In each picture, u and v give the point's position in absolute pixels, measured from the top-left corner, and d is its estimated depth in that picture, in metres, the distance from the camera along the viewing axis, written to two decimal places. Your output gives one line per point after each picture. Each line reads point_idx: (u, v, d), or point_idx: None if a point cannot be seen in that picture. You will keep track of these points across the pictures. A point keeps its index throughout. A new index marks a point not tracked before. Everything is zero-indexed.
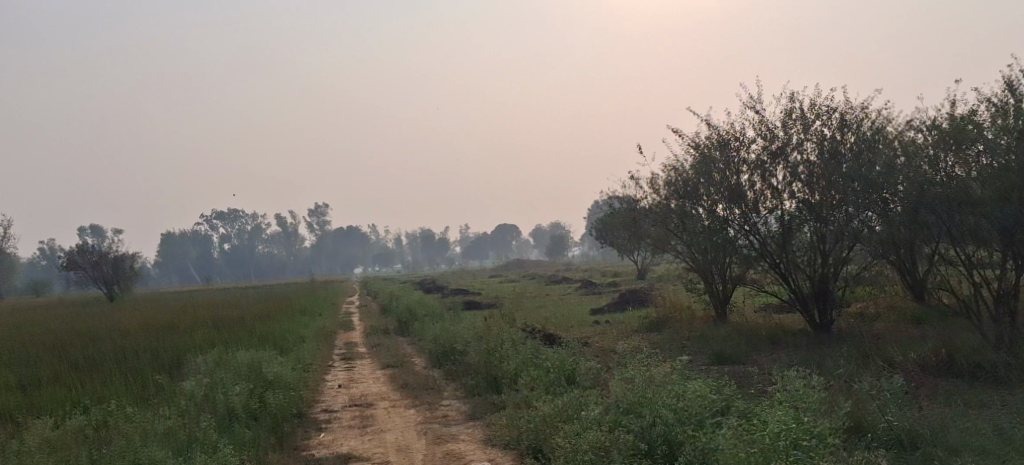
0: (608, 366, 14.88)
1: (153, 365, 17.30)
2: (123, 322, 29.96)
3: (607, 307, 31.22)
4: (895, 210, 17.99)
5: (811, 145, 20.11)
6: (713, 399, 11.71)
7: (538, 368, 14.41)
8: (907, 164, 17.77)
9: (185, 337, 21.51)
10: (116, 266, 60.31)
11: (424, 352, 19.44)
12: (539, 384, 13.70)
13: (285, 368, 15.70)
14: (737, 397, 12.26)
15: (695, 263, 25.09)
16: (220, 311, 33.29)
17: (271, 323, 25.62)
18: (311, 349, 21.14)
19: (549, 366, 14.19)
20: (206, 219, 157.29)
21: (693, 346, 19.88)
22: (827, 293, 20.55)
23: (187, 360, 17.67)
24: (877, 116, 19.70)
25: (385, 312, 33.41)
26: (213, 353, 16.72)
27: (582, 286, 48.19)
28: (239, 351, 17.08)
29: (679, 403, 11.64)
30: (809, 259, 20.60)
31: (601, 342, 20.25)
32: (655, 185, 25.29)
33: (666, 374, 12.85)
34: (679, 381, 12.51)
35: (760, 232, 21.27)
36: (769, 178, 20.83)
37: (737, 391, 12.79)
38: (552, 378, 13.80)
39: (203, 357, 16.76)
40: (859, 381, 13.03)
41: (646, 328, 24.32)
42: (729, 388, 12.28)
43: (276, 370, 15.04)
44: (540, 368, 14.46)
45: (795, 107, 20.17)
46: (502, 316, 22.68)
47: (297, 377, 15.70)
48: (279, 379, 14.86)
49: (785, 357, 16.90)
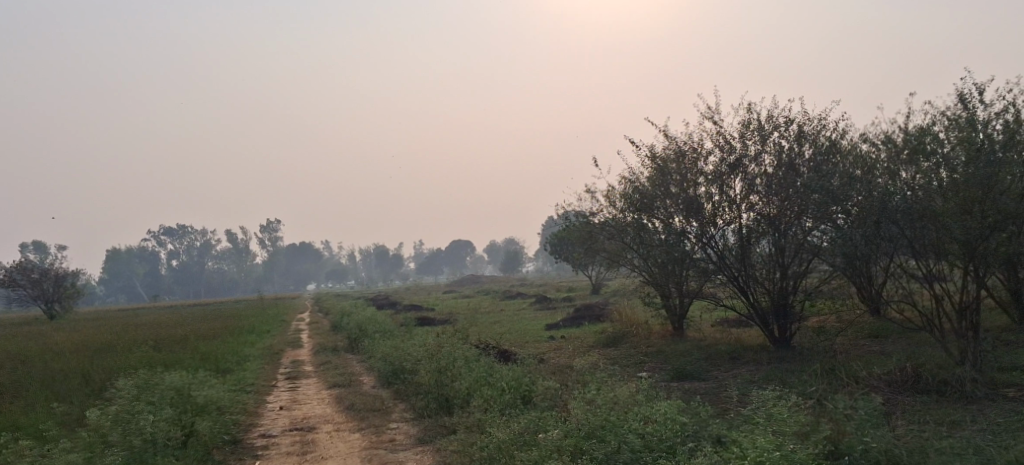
0: (564, 384, 14.28)
1: (82, 389, 16.26)
2: (58, 342, 28.63)
3: (562, 321, 30.69)
4: (855, 222, 17.72)
5: (769, 158, 19.82)
6: (683, 423, 11.15)
7: (492, 388, 13.76)
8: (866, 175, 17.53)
9: (121, 359, 20.42)
10: (57, 284, 58.29)
11: (372, 370, 18.69)
12: (491, 405, 13.06)
13: (222, 392, 14.81)
14: (706, 419, 11.70)
15: (652, 277, 24.67)
16: (162, 329, 32.04)
17: (215, 342, 24.60)
18: (255, 369, 20.24)
19: (503, 386, 13.53)
20: (154, 235, 154.04)
21: (651, 363, 19.40)
22: (786, 308, 20.17)
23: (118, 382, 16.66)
24: (834, 128, 19.48)
25: (335, 330, 32.50)
26: (146, 375, 15.77)
27: (537, 301, 47.67)
28: (175, 373, 16.15)
29: (646, 427, 11.05)
30: (768, 272, 20.28)
31: (557, 359, 19.65)
32: (611, 198, 24.88)
33: (626, 395, 12.27)
34: (641, 402, 11.94)
35: (717, 245, 20.91)
36: (726, 190, 20.49)
37: (705, 412, 12.24)
38: (506, 399, 13.15)
39: (137, 379, 15.82)
40: (826, 400, 12.61)
41: (602, 344, 23.80)
42: (700, 410, 11.72)
43: (212, 394, 14.15)
44: (493, 387, 13.80)
45: (753, 118, 19.86)
46: (454, 333, 22.00)
47: (235, 401, 14.81)
48: (214, 403, 13.96)
49: (746, 373, 16.48)
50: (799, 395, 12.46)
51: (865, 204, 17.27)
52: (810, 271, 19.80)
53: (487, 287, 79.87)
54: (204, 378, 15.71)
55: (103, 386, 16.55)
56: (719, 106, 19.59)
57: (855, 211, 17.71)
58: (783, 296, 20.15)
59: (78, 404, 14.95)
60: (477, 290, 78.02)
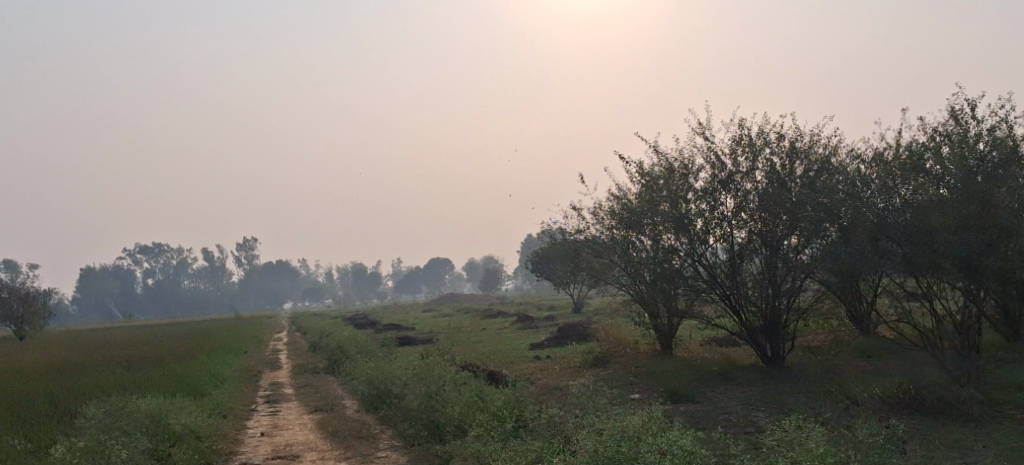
0: (558, 407, 13.78)
1: (52, 416, 15.52)
2: (27, 364, 27.70)
3: (546, 341, 30.16)
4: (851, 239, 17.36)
5: (761, 174, 19.49)
6: (701, 454, 10.63)
7: (484, 412, 13.24)
8: (867, 192, 17.13)
9: (92, 382, 19.64)
10: (28, 303, 57.01)
11: (355, 393, 18.09)
12: (484, 432, 12.51)
13: (202, 419, 14.16)
14: (727, 454, 11.23)
15: (640, 295, 24.21)
16: (136, 350, 31.15)
17: (191, 364, 23.85)
18: (232, 391, 19.54)
19: (496, 413, 13.00)
20: (129, 253, 152.31)
21: (642, 383, 18.92)
22: (778, 326, 19.72)
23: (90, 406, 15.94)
24: (826, 144, 19.20)
25: (314, 351, 31.76)
26: (119, 399, 15.07)
27: (519, 320, 47.10)
28: (149, 397, 15.46)
29: (662, 459, 10.55)
30: (760, 290, 19.88)
31: (545, 380, 19.10)
32: (598, 215, 24.48)
33: (627, 420, 11.77)
34: (652, 430, 11.45)
35: (708, 263, 20.52)
36: (718, 207, 20.13)
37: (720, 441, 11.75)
38: (500, 426, 12.62)
39: (110, 404, 15.13)
40: (833, 426, 12.20)
41: (589, 364, 23.30)
42: (721, 446, 11.25)
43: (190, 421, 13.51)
44: (485, 412, 13.28)
45: (744, 134, 19.54)
46: (439, 353, 21.44)
47: (214, 429, 14.16)
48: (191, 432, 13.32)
49: (742, 394, 16.04)
50: (805, 418, 12.03)
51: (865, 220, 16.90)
52: (803, 289, 19.43)
53: (467, 307, 79.13)
54: (182, 404, 15.05)
55: (74, 412, 15.82)
56: (710, 121, 19.26)
57: (850, 228, 17.38)
58: (776, 315, 19.75)
59: (48, 434, 14.23)
60: (457, 309, 77.35)
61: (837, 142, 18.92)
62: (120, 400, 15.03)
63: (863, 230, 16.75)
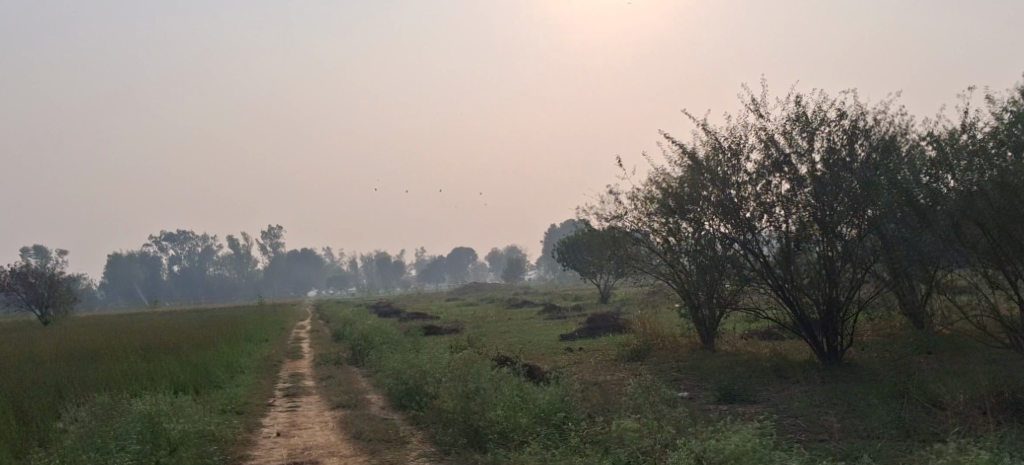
0: (604, 414, 12.42)
1: (50, 413, 14.33)
2: (41, 349, 26.71)
3: (578, 331, 28.73)
4: (932, 224, 15.96)
5: (818, 155, 17.90)
6: None
7: (524, 424, 11.91)
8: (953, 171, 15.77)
9: (101, 372, 18.47)
10: (52, 288, 56.46)
11: (381, 387, 16.85)
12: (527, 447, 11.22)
13: (210, 425, 12.92)
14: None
15: (681, 284, 22.70)
16: (154, 338, 30.12)
17: (208, 353, 22.69)
18: (250, 384, 18.38)
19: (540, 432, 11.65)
20: (155, 239, 152.61)
21: (689, 380, 17.49)
22: (836, 320, 18.18)
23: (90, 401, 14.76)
24: (892, 122, 17.62)
25: (338, 339, 30.62)
26: (120, 398, 13.84)
27: (547, 310, 45.68)
28: (154, 395, 14.24)
29: None
30: (817, 281, 18.32)
31: (585, 376, 17.76)
32: (635, 199, 23.00)
33: (694, 445, 10.39)
34: (721, 448, 10.09)
35: (759, 251, 18.96)
36: (769, 191, 18.48)
37: (794, 459, 10.35)
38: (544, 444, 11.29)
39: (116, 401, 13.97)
40: (927, 451, 10.80)
41: (628, 357, 21.88)
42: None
43: (194, 427, 12.31)
44: (525, 424, 11.95)
45: (801, 112, 17.99)
46: (469, 346, 20.12)
47: (224, 436, 12.94)
48: (196, 440, 12.10)
49: (806, 394, 14.62)
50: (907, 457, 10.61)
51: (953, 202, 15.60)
52: (865, 280, 17.88)
53: (491, 295, 77.85)
54: (191, 403, 13.86)
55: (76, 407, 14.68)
56: (765, 96, 17.70)
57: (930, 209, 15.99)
58: (835, 308, 18.21)
59: (42, 439, 13.03)
60: (481, 297, 76.15)
61: (903, 121, 17.39)
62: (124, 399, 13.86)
63: (951, 210, 15.57)
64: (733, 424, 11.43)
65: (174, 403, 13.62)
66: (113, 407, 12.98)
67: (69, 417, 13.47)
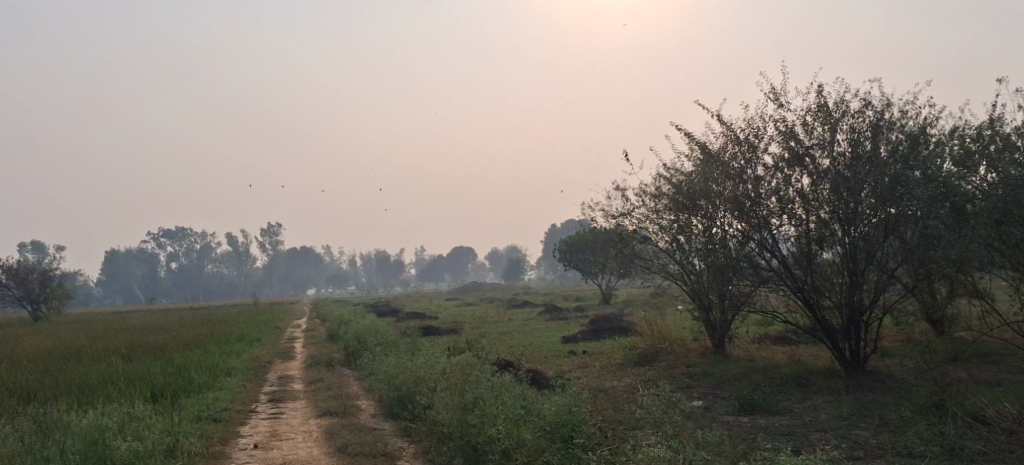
0: (612, 430, 11.39)
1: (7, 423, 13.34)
2: (23, 348, 25.68)
3: (580, 333, 27.68)
4: (968, 223, 14.94)
5: (842, 148, 16.82)
6: None
7: (524, 441, 10.89)
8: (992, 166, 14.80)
9: (76, 375, 17.44)
10: (44, 284, 55.25)
11: (374, 393, 15.83)
12: None
13: (172, 441, 11.89)
14: None
15: (692, 285, 21.59)
16: (142, 336, 29.08)
17: (193, 354, 21.65)
18: (234, 388, 17.33)
19: (542, 454, 10.64)
20: (154, 237, 151.68)
21: (702, 388, 16.47)
22: (858, 325, 17.09)
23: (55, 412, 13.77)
24: (921, 114, 16.54)
25: (332, 340, 29.52)
26: (82, 411, 12.85)
27: (547, 311, 44.59)
28: (123, 406, 13.24)
29: None
30: (839, 282, 17.23)
31: (591, 382, 16.71)
32: (643, 195, 21.93)
33: None
34: None
35: (776, 251, 17.87)
36: (788, 187, 17.38)
37: None
38: None
39: (84, 414, 12.91)
40: None
41: (635, 361, 20.85)
42: None
43: (152, 447, 11.27)
44: (525, 440, 10.93)
45: (824, 102, 16.93)
46: (468, 349, 19.10)
47: (192, 452, 11.93)
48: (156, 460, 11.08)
49: (830, 405, 13.61)
50: None
51: (992, 199, 14.61)
52: (891, 282, 16.80)
53: (490, 296, 76.59)
54: (160, 417, 12.85)
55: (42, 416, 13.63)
56: (785, 84, 16.64)
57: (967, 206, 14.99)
58: (857, 311, 17.13)
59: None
60: (480, 298, 74.99)
61: (932, 112, 16.34)
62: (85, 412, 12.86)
63: (990, 207, 14.58)
64: (758, 447, 10.42)
65: (145, 417, 12.58)
66: (77, 423, 11.92)
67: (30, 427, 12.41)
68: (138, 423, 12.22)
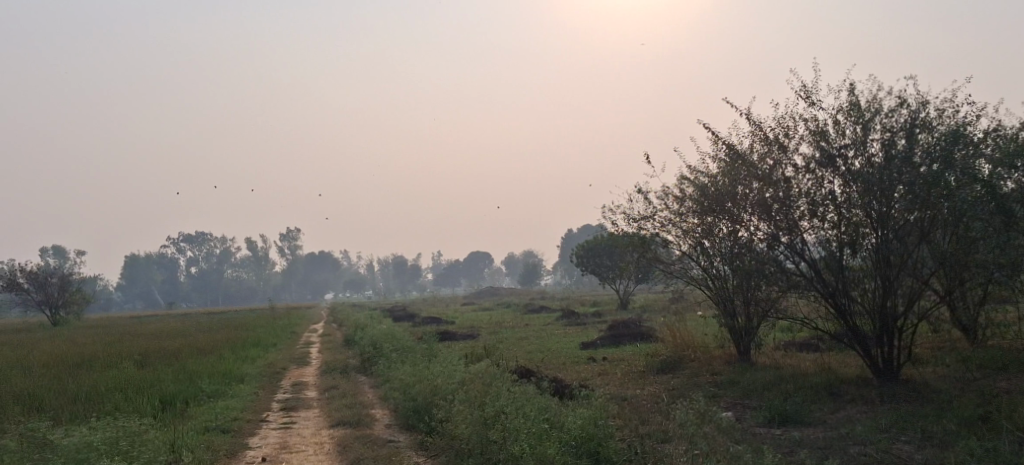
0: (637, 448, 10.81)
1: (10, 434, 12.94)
2: (36, 353, 25.34)
3: (600, 339, 27.03)
4: None
5: (875, 148, 16.17)
6: None
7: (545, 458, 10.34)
8: None
9: (84, 382, 17.03)
10: (63, 288, 55.17)
11: (389, 401, 15.31)
12: None
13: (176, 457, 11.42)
14: None
15: (716, 291, 20.93)
16: (156, 341, 28.69)
17: (206, 360, 21.21)
18: (246, 395, 16.88)
19: None
20: (174, 241, 152.27)
21: (729, 398, 15.84)
22: (892, 332, 16.38)
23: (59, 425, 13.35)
24: (959, 113, 15.87)
25: (348, 346, 28.99)
26: (87, 424, 12.43)
27: (565, 316, 43.90)
28: (128, 420, 12.80)
29: None
30: (872, 288, 16.53)
31: (613, 391, 16.13)
32: (667, 198, 21.34)
33: None
34: None
35: (806, 255, 17.21)
36: (818, 188, 16.74)
37: None
38: None
39: (88, 426, 12.49)
40: None
41: (657, 369, 20.22)
42: None
43: None
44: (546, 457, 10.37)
45: (856, 100, 16.30)
46: (485, 356, 18.56)
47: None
48: None
49: (867, 416, 12.99)
50: None
51: None
52: (927, 288, 16.06)
53: (507, 301, 75.84)
54: (166, 431, 12.40)
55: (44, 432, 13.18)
56: (817, 81, 16.04)
57: None
58: (890, 318, 16.42)
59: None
60: (497, 303, 74.36)
61: (970, 111, 15.66)
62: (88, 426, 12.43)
63: None
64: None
65: (149, 431, 12.12)
66: (78, 438, 11.46)
67: (31, 442, 11.97)
68: (141, 439, 11.75)
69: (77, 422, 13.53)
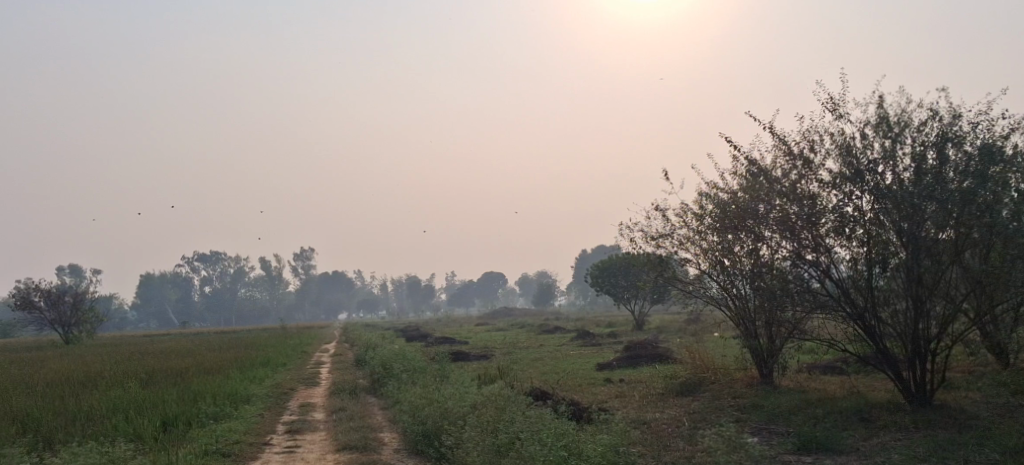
0: None
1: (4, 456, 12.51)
2: (43, 372, 24.93)
3: (616, 360, 26.34)
4: None
5: (905, 163, 15.54)
6: None
7: None
8: None
9: (85, 401, 16.60)
10: (76, 306, 54.89)
11: (398, 424, 14.78)
12: None
13: None
14: None
15: (736, 311, 20.28)
16: (164, 361, 28.20)
17: (212, 380, 20.72)
18: (251, 417, 16.38)
19: None
20: (189, 261, 152.53)
21: (753, 422, 15.21)
22: (925, 355, 15.72)
23: (55, 449, 12.90)
24: (993, 126, 15.25)
25: (358, 366, 28.42)
26: (82, 450, 11.96)
27: (580, 338, 43.14)
28: (126, 445, 12.34)
29: None
30: (903, 309, 15.88)
31: (631, 414, 15.52)
32: (686, 215, 20.72)
33: None
34: None
35: (833, 274, 16.54)
36: (846, 204, 16.11)
37: None
38: None
39: (84, 450, 12.02)
40: None
41: (676, 391, 19.56)
42: None
43: None
44: None
45: (885, 113, 15.69)
46: (498, 378, 17.99)
47: None
48: None
49: (903, 443, 12.36)
50: None
51: None
52: (962, 309, 15.38)
53: (521, 321, 75.10)
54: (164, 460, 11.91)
55: (38, 457, 12.75)
56: (844, 94, 15.46)
57: None
58: (922, 340, 15.73)
59: None
60: (510, 324, 73.62)
61: (1004, 124, 15.03)
62: (82, 451, 11.96)
63: None
64: None
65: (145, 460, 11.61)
66: None
67: None
68: None
69: (75, 444, 13.09)
